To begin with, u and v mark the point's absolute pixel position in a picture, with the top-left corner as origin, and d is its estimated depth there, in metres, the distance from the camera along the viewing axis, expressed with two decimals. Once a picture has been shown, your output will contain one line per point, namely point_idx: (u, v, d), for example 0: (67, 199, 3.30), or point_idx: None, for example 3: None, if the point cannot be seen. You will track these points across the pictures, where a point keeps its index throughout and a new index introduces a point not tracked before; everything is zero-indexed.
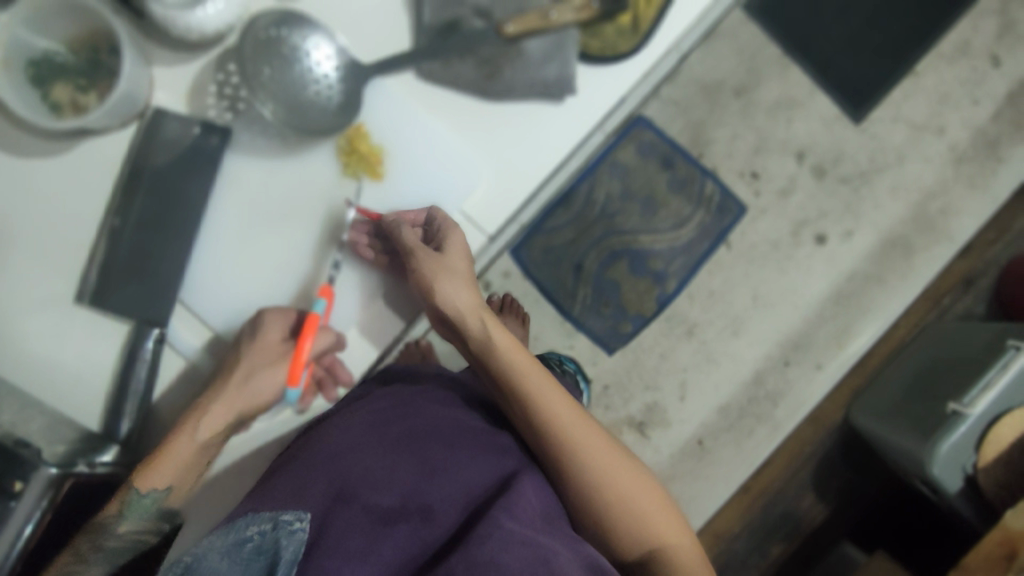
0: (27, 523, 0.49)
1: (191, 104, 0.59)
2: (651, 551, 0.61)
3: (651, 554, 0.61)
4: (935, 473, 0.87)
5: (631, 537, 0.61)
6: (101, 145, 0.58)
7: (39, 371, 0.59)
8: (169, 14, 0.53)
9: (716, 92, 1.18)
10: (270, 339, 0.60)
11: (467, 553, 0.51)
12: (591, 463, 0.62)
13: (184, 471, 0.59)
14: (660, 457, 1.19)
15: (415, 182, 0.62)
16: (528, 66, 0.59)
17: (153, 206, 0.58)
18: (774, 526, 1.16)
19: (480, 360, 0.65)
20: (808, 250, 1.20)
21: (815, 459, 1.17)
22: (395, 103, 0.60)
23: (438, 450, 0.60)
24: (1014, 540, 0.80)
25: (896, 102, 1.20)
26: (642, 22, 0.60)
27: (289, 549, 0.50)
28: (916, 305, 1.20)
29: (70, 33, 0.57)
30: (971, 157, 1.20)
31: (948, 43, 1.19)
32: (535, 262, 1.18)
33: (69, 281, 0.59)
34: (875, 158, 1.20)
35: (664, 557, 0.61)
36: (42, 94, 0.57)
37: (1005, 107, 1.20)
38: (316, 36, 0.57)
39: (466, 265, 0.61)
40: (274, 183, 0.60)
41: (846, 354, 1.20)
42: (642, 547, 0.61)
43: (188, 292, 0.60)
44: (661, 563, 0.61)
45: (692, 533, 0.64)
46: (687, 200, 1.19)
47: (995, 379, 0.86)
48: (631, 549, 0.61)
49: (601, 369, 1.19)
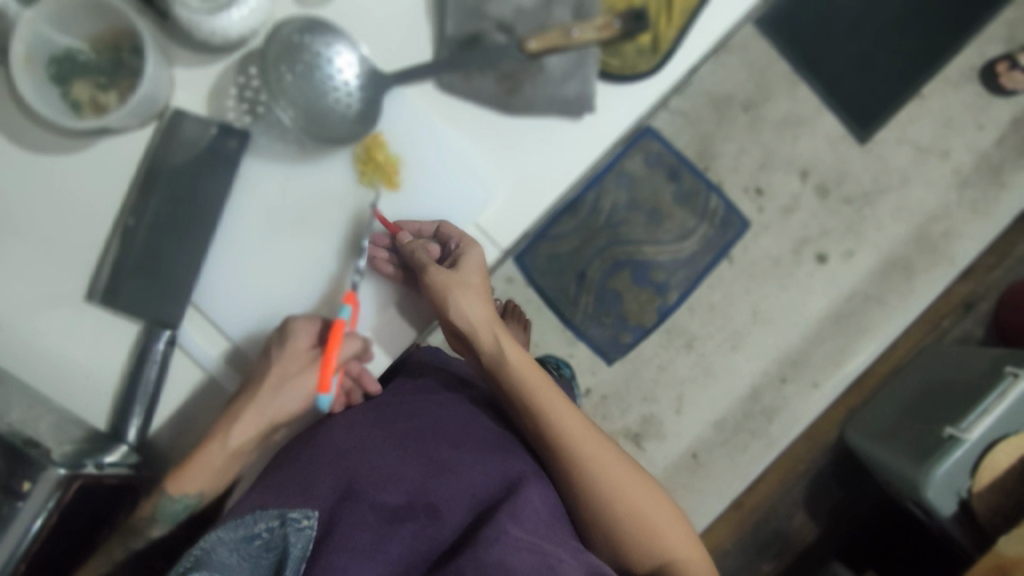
0: (33, 522, 0.50)
1: (211, 106, 0.59)
2: (660, 564, 0.62)
3: (661, 568, 0.61)
4: (929, 497, 0.87)
5: (642, 551, 0.62)
6: (117, 144, 0.58)
7: (48, 369, 0.59)
8: (194, 18, 0.54)
9: (724, 106, 1.19)
10: (300, 347, 0.59)
11: (476, 555, 0.52)
12: (600, 475, 0.62)
13: (215, 477, 0.60)
14: (654, 469, 1.20)
15: (430, 194, 0.62)
16: (548, 83, 0.59)
17: (169, 206, 0.58)
18: (763, 543, 1.18)
19: (490, 371, 0.66)
20: (808, 268, 1.21)
21: (807, 477, 1.18)
22: (414, 117, 0.60)
23: (444, 449, 0.61)
24: (1006, 567, 0.80)
25: (902, 124, 1.21)
26: (663, 43, 0.60)
27: (297, 546, 0.53)
28: (915, 327, 1.20)
29: (93, 32, 0.57)
30: (974, 182, 1.21)
31: (955, 67, 1.20)
32: (539, 269, 1.18)
33: (81, 280, 0.59)
34: (878, 179, 1.21)
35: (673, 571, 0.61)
36: (62, 92, 0.57)
37: (1009, 133, 1.21)
38: (339, 43, 0.57)
39: (483, 281, 0.63)
40: (292, 187, 0.60)
41: (842, 372, 1.20)
42: (652, 561, 0.62)
43: (202, 296, 0.60)
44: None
45: (700, 544, 0.65)
46: (691, 213, 1.19)
47: (993, 405, 0.87)
48: (640, 563, 0.62)
49: (599, 379, 1.19)
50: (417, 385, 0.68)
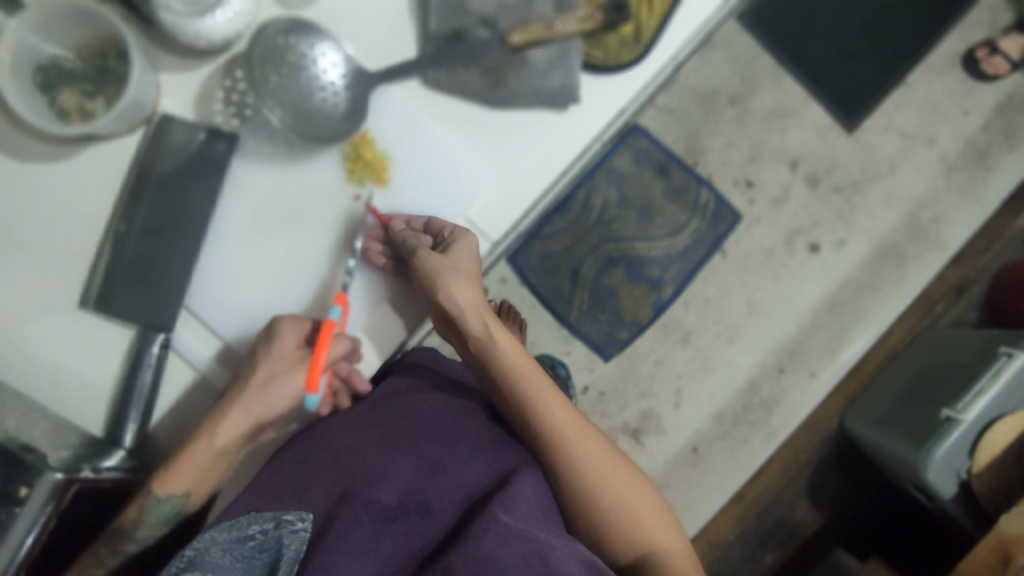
0: (30, 531, 0.49)
1: (198, 110, 0.59)
2: (644, 555, 0.61)
3: (646, 558, 0.61)
4: (929, 479, 0.88)
5: (627, 542, 0.61)
6: (105, 149, 0.59)
7: (41, 377, 0.59)
8: (179, 22, 0.54)
9: (711, 101, 1.20)
10: (286, 347, 0.59)
11: (466, 549, 0.52)
12: (589, 468, 0.62)
13: (200, 477, 0.60)
14: (655, 463, 1.19)
15: (419, 188, 0.63)
16: (533, 76, 0.59)
17: (158, 211, 0.58)
18: (767, 533, 1.18)
19: (479, 360, 0.65)
20: (801, 259, 1.22)
21: (809, 466, 1.19)
22: (402, 114, 0.61)
23: (437, 447, 0.61)
24: (1009, 545, 0.80)
25: (888, 112, 1.21)
26: (645, 33, 0.60)
27: (290, 549, 0.53)
28: (909, 313, 1.21)
29: (80, 40, 0.58)
30: (963, 167, 1.22)
31: (938, 54, 1.21)
32: (532, 270, 1.18)
33: (73, 286, 0.59)
34: (867, 168, 1.22)
35: (656, 561, 0.61)
36: (49, 100, 0.58)
37: (994, 118, 1.22)
38: (323, 43, 0.58)
39: (474, 265, 0.62)
40: (282, 189, 0.60)
41: (839, 361, 1.21)
42: (636, 551, 0.61)
43: (196, 300, 0.60)
44: (653, 567, 0.61)
45: (685, 536, 0.64)
46: (683, 208, 1.19)
47: (987, 386, 0.87)
48: (623, 554, 0.62)
49: (596, 376, 1.19)
50: (411, 382, 0.67)
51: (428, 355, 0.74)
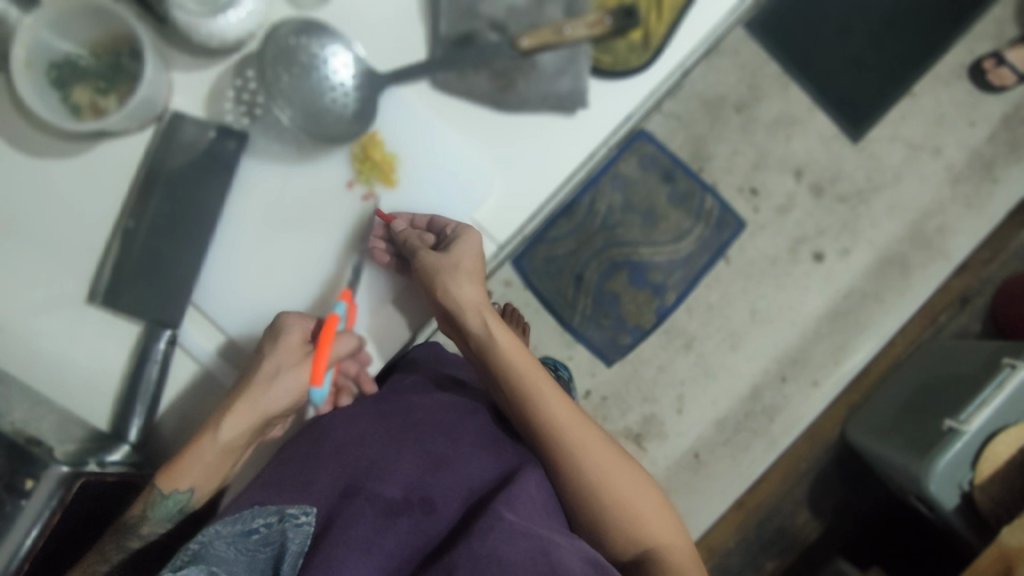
0: (33, 526, 0.49)
1: (209, 108, 0.60)
2: (645, 552, 0.61)
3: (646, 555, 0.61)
4: (930, 490, 0.87)
5: (627, 538, 0.61)
6: (116, 145, 0.59)
7: (47, 370, 0.59)
8: (192, 20, 0.54)
9: (717, 108, 1.20)
10: (292, 342, 0.58)
11: (469, 546, 0.52)
12: (591, 466, 0.62)
13: (207, 473, 0.59)
14: (657, 469, 1.19)
15: (426, 189, 0.63)
16: (541, 80, 0.60)
17: (168, 209, 0.58)
18: (768, 541, 1.18)
19: (481, 357, 0.65)
20: (806, 267, 1.22)
21: (810, 475, 1.19)
22: (408, 114, 0.61)
23: (441, 443, 0.61)
24: (1010, 557, 0.80)
25: (894, 122, 1.22)
26: (654, 38, 0.61)
27: (295, 542, 0.53)
28: (911, 323, 1.21)
29: (94, 37, 0.58)
30: (968, 177, 1.22)
31: (945, 65, 1.21)
32: (537, 272, 1.18)
33: (81, 281, 0.59)
34: (872, 177, 1.22)
35: (657, 558, 0.61)
36: (62, 97, 0.58)
37: (1000, 129, 1.22)
38: (334, 44, 0.58)
39: (476, 263, 0.61)
40: (290, 187, 0.61)
41: (842, 370, 1.21)
42: (636, 548, 0.62)
43: (204, 295, 0.61)
44: (654, 564, 0.60)
45: (686, 533, 0.64)
46: (687, 215, 1.20)
47: (991, 397, 0.86)
48: (623, 552, 0.62)
49: (598, 380, 1.19)
50: (414, 381, 0.68)
51: (435, 353, 0.74)
